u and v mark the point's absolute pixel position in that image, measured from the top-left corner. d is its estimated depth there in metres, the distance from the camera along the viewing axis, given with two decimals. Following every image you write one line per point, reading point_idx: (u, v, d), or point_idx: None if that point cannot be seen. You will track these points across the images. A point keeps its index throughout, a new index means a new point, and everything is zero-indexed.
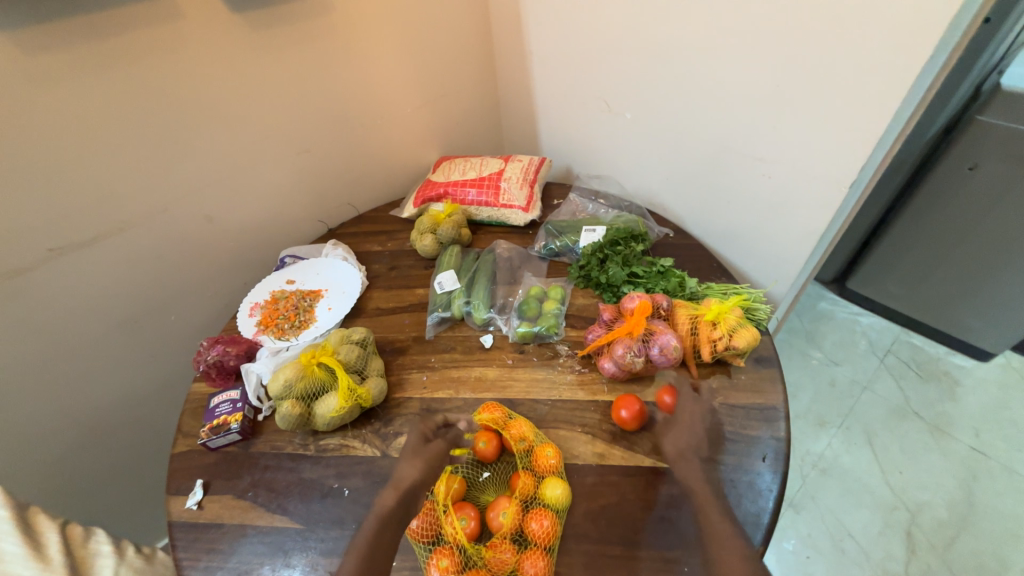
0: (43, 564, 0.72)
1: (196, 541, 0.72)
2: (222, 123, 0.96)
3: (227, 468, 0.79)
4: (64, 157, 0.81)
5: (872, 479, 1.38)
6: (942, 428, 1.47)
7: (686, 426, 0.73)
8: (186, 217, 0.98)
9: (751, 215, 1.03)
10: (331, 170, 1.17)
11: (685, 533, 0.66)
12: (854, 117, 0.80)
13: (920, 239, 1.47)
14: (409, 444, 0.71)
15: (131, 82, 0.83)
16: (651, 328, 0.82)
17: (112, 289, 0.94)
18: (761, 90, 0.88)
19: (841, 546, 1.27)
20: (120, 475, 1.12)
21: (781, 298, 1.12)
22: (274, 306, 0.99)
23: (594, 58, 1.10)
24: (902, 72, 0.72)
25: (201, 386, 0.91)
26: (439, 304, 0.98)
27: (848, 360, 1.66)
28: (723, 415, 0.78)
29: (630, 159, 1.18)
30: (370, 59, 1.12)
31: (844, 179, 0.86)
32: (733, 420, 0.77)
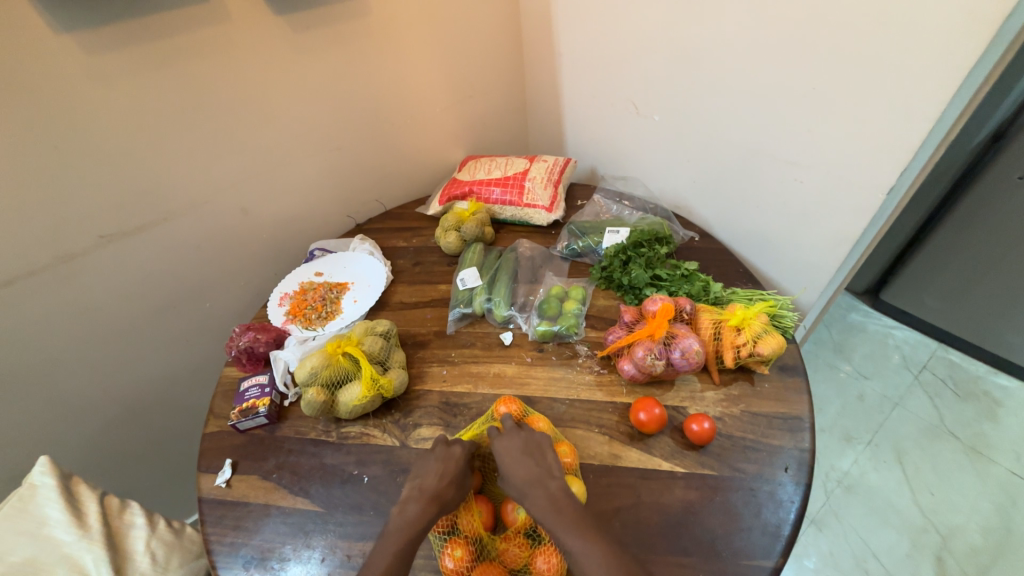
0: (83, 531, 0.76)
1: (223, 517, 0.75)
2: (261, 120, 1.00)
3: (254, 450, 0.82)
4: (117, 150, 0.86)
5: (901, 500, 1.32)
6: (980, 451, 1.40)
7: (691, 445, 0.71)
8: (224, 209, 1.03)
9: (780, 221, 1.01)
10: (360, 166, 1.20)
11: (702, 540, 0.65)
12: (895, 122, 0.77)
13: (964, 251, 1.41)
14: (450, 466, 0.68)
15: (180, 80, 0.87)
16: (673, 331, 0.81)
17: (154, 275, 0.99)
18: (797, 93, 0.86)
19: (865, 567, 1.23)
20: (154, 453, 1.18)
21: (809, 306, 1.09)
22: (302, 297, 1.02)
23: (625, 59, 1.09)
24: (948, 76, 0.69)
25: (233, 371, 0.95)
26: (460, 301, 0.99)
27: (879, 375, 1.60)
28: (743, 423, 0.76)
29: (657, 161, 1.17)
30: (402, 58, 1.14)
31: (881, 186, 0.83)
32: (753, 430, 0.76)
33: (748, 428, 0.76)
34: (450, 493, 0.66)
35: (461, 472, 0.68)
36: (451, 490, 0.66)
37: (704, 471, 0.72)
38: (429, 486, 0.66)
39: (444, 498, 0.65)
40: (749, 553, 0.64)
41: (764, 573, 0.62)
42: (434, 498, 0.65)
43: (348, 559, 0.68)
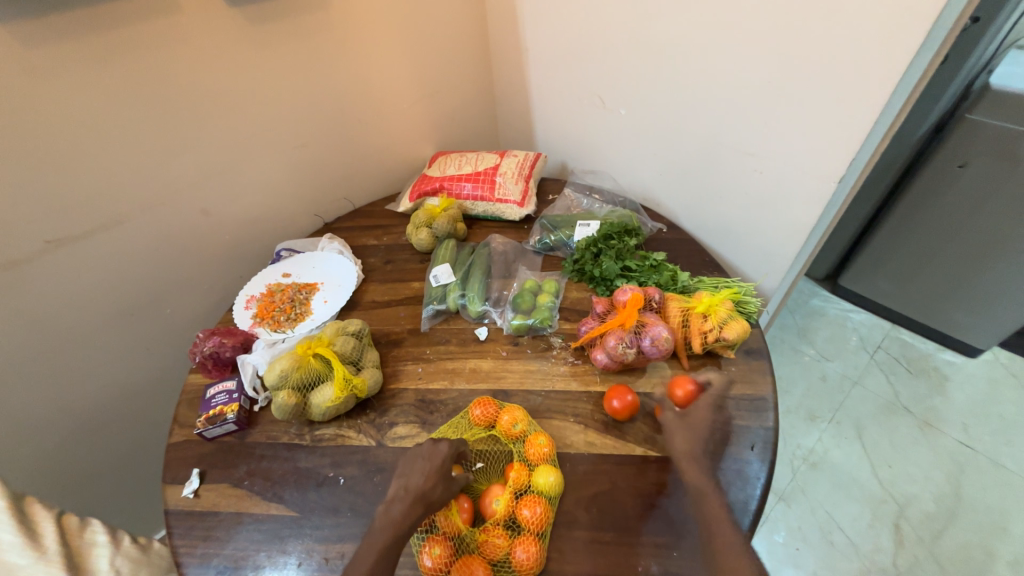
0: (38, 553, 0.72)
1: (192, 528, 0.72)
2: (219, 116, 0.96)
3: (224, 458, 0.80)
4: (61, 149, 0.81)
5: (862, 473, 1.40)
6: (931, 423, 1.50)
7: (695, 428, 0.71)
8: (182, 210, 0.98)
9: (742, 210, 1.05)
10: (326, 163, 1.18)
11: (675, 519, 0.67)
12: (843, 114, 0.81)
13: (911, 237, 1.49)
14: (432, 464, 0.67)
15: (128, 75, 0.83)
16: (643, 320, 0.83)
17: (109, 281, 0.94)
18: (754, 87, 0.89)
19: (831, 538, 1.29)
20: (115, 468, 1.12)
21: (772, 292, 1.14)
22: (270, 298, 0.99)
23: (590, 53, 1.10)
24: (889, 69, 0.73)
25: (197, 378, 0.92)
26: (434, 297, 0.99)
27: (839, 356, 1.68)
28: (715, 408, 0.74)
29: (624, 155, 1.20)
30: (366, 52, 1.12)
31: (833, 175, 0.87)
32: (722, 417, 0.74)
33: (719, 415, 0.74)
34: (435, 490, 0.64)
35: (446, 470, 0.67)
36: (438, 488, 0.65)
37: None
38: (415, 485, 0.65)
39: (430, 498, 0.64)
40: None
41: None
42: (418, 497, 0.64)
43: (327, 562, 0.67)
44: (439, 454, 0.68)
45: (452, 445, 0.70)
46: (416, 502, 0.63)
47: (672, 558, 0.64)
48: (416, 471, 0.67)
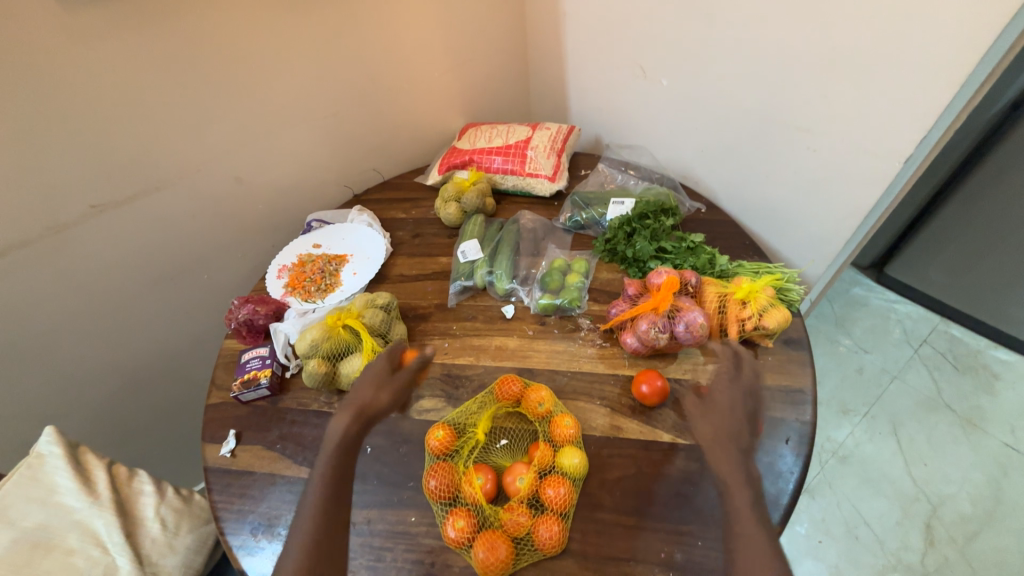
0: (92, 498, 0.78)
1: (229, 486, 0.76)
2: (252, 83, 0.95)
3: (258, 420, 0.83)
4: (104, 115, 0.82)
5: (895, 470, 1.35)
6: (975, 423, 1.42)
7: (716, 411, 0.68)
8: (217, 178, 1.00)
9: (791, 192, 0.98)
10: (356, 133, 1.16)
11: (701, 510, 0.66)
12: (918, 86, 0.73)
13: (971, 226, 1.39)
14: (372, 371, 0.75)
15: (165, 39, 0.83)
16: (677, 305, 0.80)
17: (150, 247, 0.97)
18: (816, 57, 0.81)
19: (856, 533, 1.26)
20: (159, 423, 1.19)
21: (815, 279, 1.08)
22: (301, 269, 1.01)
23: (634, 18, 1.03)
24: (979, 35, 0.65)
25: (233, 343, 0.95)
26: (462, 273, 0.98)
27: (879, 349, 1.60)
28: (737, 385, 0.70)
29: (665, 130, 1.13)
30: (398, 17, 1.08)
31: (898, 155, 0.80)
32: (745, 394, 0.70)
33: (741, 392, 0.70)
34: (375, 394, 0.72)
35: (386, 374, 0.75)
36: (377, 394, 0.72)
37: None
38: (360, 397, 0.72)
39: (373, 402, 0.72)
40: None
41: None
42: (359, 409, 0.70)
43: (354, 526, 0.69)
44: (379, 364, 0.76)
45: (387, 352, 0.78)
46: (357, 410, 0.70)
47: (697, 548, 0.63)
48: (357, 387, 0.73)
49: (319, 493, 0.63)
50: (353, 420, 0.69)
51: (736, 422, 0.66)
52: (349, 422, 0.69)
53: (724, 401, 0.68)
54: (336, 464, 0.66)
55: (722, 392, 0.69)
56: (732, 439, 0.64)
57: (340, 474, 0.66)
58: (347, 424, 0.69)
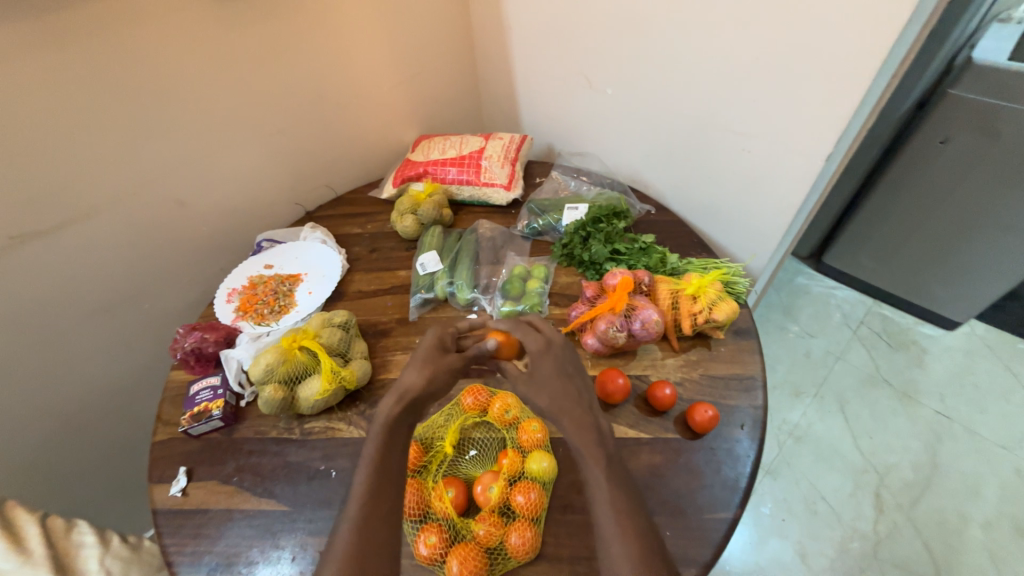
0: (24, 557, 0.70)
1: (181, 527, 0.71)
2: (191, 100, 0.91)
3: (211, 455, 0.78)
4: (23, 138, 0.76)
5: (844, 445, 1.44)
6: (910, 395, 1.54)
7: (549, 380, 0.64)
8: (156, 202, 0.94)
9: (731, 191, 1.04)
10: (305, 150, 1.13)
11: (667, 500, 0.68)
12: (832, 90, 0.80)
13: (893, 215, 1.52)
14: (423, 352, 0.68)
15: (90, 57, 0.78)
16: (633, 304, 0.82)
17: (82, 277, 0.90)
18: (741, 66, 0.87)
19: (814, 508, 1.34)
20: (100, 468, 1.10)
21: (759, 272, 1.14)
22: (252, 291, 0.97)
23: (574, 31, 1.07)
24: (878, 45, 0.72)
25: (180, 374, 0.89)
26: (422, 285, 0.97)
27: (823, 333, 1.71)
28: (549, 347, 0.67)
29: (612, 136, 1.18)
30: (344, 32, 1.07)
31: (821, 154, 0.87)
32: (569, 357, 0.67)
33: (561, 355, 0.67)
34: (420, 379, 0.65)
35: (438, 356, 0.68)
36: (429, 382, 0.66)
37: (668, 435, 0.75)
38: (407, 385, 0.65)
39: (427, 388, 0.65)
40: (711, 507, 0.67)
41: (725, 525, 0.66)
42: (403, 394, 0.64)
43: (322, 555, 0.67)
44: (427, 348, 0.69)
45: (439, 330, 0.71)
46: (403, 401, 0.63)
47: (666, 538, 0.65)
48: (401, 374, 0.66)
49: (365, 481, 0.59)
50: (399, 408, 0.63)
51: (567, 385, 0.64)
52: (393, 407, 0.63)
53: (546, 367, 0.65)
54: (381, 450, 0.60)
55: (540, 358, 0.66)
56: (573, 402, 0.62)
57: (382, 469, 0.59)
58: (393, 410, 0.63)
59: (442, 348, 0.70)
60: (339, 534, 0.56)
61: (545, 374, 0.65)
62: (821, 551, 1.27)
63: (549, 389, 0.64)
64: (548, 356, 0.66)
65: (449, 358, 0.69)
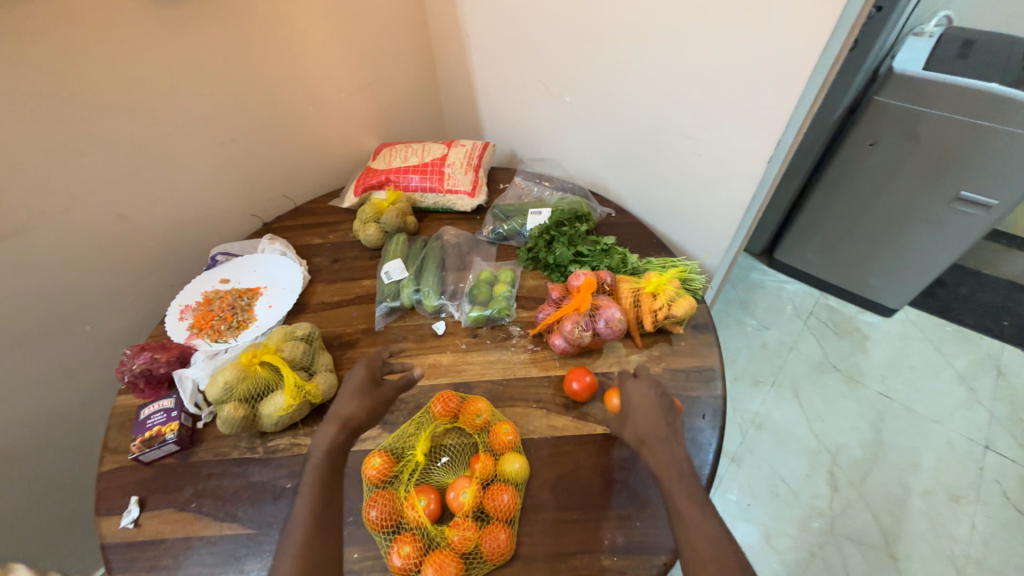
0: None
1: (134, 561, 0.67)
2: (132, 108, 0.87)
3: (166, 481, 0.74)
4: None
5: (800, 429, 1.53)
6: (856, 378, 1.65)
7: (642, 413, 0.67)
8: (96, 216, 0.89)
9: (685, 192, 1.09)
10: (260, 159, 1.10)
11: (636, 492, 0.70)
12: (769, 97, 0.86)
13: (832, 211, 1.64)
14: (354, 384, 0.68)
15: (17, 64, 0.73)
16: (596, 303, 0.85)
17: (13, 299, 0.84)
18: (688, 75, 0.93)
19: (776, 491, 1.41)
20: (39, 505, 1.01)
21: (715, 268, 1.20)
22: (207, 307, 0.93)
23: (531, 41, 1.10)
24: (807, 55, 0.78)
25: (129, 398, 0.84)
26: (387, 294, 0.96)
27: (776, 324, 1.81)
28: (650, 382, 0.70)
29: (571, 142, 1.21)
30: (297, 39, 1.05)
31: (763, 155, 0.93)
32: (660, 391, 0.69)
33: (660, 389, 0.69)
34: (355, 410, 0.66)
35: (370, 386, 0.68)
36: (362, 412, 0.66)
37: None
38: (341, 417, 0.65)
39: (359, 420, 0.66)
40: None
41: None
42: (344, 423, 0.65)
43: None
44: (358, 379, 0.68)
45: (370, 360, 0.71)
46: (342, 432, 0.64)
47: (636, 528, 0.67)
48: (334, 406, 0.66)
49: (309, 507, 0.58)
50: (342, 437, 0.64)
51: (656, 417, 0.66)
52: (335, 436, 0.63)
53: (641, 398, 0.68)
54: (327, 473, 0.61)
55: (636, 393, 0.69)
56: (656, 432, 0.65)
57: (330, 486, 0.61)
58: (336, 438, 0.63)
59: (374, 379, 0.69)
60: (282, 558, 0.55)
61: (638, 406, 0.68)
62: (783, 531, 1.34)
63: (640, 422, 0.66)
64: (640, 393, 0.69)
65: (382, 389, 0.69)
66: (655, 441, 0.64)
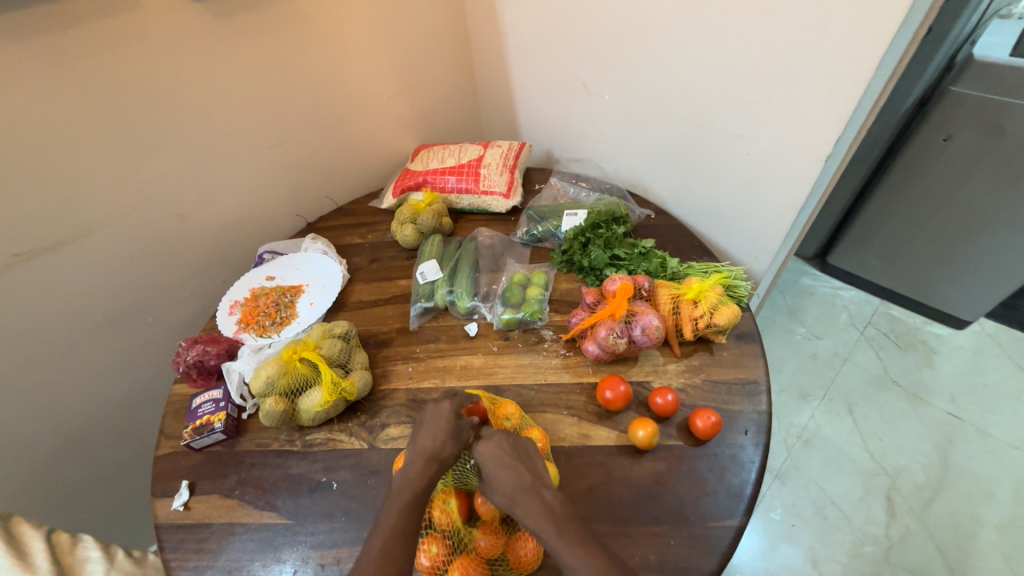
0: (30, 572, 0.70)
1: (183, 542, 0.71)
2: (191, 115, 0.93)
3: (214, 468, 0.78)
4: (27, 157, 0.78)
5: (854, 448, 1.42)
6: (920, 396, 1.52)
7: (500, 470, 0.65)
8: (159, 216, 0.96)
9: (731, 194, 1.04)
10: (306, 162, 1.15)
11: (671, 509, 0.67)
12: (829, 92, 0.80)
13: (897, 213, 1.51)
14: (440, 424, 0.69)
15: (93, 76, 0.79)
16: (633, 310, 0.82)
17: (86, 292, 0.91)
18: (737, 69, 0.88)
19: (825, 513, 1.31)
20: (105, 481, 1.10)
21: (762, 275, 1.13)
22: (254, 303, 0.97)
23: (571, 38, 1.08)
24: (875, 46, 0.72)
25: (183, 387, 0.90)
26: (422, 295, 0.97)
27: (829, 334, 1.69)
28: (497, 441, 0.67)
29: (610, 142, 1.18)
30: (342, 45, 1.08)
31: (819, 154, 0.87)
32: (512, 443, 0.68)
33: (512, 440, 0.68)
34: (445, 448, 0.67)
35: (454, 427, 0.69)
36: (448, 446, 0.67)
37: (671, 442, 0.74)
38: (426, 447, 0.67)
39: (442, 456, 0.67)
40: (715, 515, 0.66)
41: (731, 533, 0.65)
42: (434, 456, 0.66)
43: (323, 568, 0.66)
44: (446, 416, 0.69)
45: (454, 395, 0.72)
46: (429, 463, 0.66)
47: (670, 547, 0.64)
48: (419, 434, 0.69)
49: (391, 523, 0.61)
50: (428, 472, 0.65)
51: (517, 471, 0.64)
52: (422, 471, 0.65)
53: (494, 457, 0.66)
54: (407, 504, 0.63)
55: (491, 450, 0.66)
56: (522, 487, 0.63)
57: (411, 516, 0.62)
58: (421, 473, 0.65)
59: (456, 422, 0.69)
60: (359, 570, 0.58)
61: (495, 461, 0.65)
62: (832, 557, 1.25)
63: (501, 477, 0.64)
64: (500, 447, 0.66)
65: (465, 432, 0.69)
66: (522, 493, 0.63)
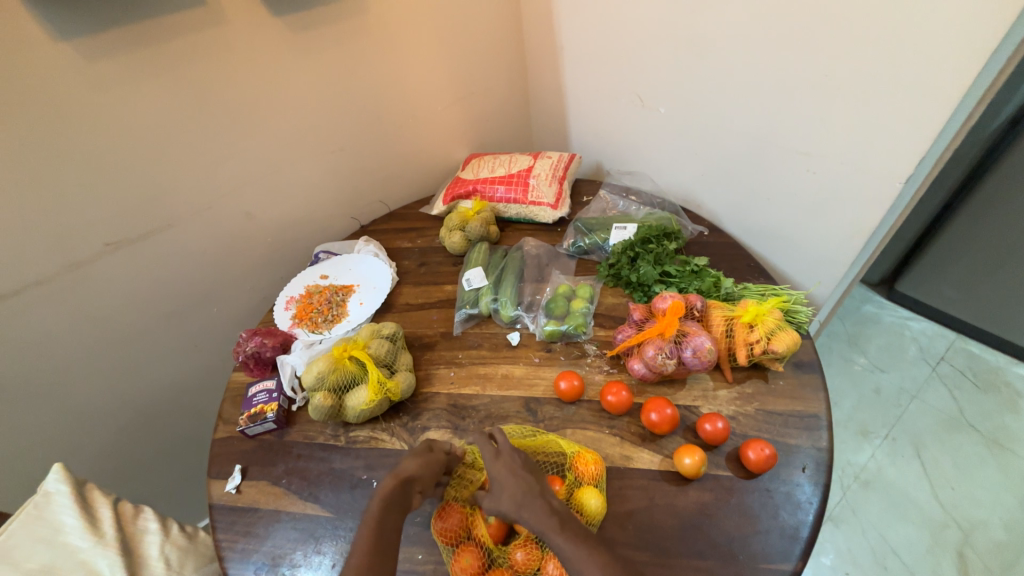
0: (98, 537, 0.77)
1: (233, 524, 0.75)
2: (264, 121, 0.99)
3: (264, 455, 0.82)
4: (121, 157, 0.86)
5: (920, 494, 1.29)
6: (1000, 443, 1.36)
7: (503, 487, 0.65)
8: (228, 214, 1.03)
9: (793, 214, 0.99)
10: (363, 167, 1.20)
11: (718, 544, 0.64)
12: (911, 108, 0.75)
13: (982, 239, 1.37)
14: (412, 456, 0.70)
15: (181, 85, 0.87)
16: (683, 330, 0.79)
17: (161, 281, 0.99)
18: (808, 80, 0.84)
19: (885, 563, 1.20)
20: (164, 458, 1.18)
21: (824, 300, 1.07)
22: (308, 300, 1.02)
23: (628, 49, 1.07)
24: (969, 59, 0.66)
25: (241, 375, 0.95)
26: (467, 301, 0.98)
27: (895, 367, 1.56)
28: (506, 457, 0.68)
29: (663, 154, 1.15)
30: (404, 55, 1.13)
31: (899, 174, 0.81)
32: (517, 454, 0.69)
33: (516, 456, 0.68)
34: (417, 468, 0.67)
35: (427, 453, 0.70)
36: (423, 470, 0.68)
37: (719, 472, 0.70)
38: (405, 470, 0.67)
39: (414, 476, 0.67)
40: (768, 556, 0.62)
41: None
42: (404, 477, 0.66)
43: None
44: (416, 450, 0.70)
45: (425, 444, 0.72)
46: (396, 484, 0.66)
47: None
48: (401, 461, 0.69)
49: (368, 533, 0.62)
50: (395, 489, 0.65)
51: (521, 481, 0.65)
52: (392, 486, 0.65)
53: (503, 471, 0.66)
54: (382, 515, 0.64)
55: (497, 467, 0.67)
56: (528, 492, 0.64)
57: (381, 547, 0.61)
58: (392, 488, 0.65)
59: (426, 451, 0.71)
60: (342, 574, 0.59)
61: (501, 477, 0.66)
62: None
63: (506, 489, 0.64)
64: (505, 463, 0.67)
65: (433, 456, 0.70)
66: (529, 499, 0.63)
